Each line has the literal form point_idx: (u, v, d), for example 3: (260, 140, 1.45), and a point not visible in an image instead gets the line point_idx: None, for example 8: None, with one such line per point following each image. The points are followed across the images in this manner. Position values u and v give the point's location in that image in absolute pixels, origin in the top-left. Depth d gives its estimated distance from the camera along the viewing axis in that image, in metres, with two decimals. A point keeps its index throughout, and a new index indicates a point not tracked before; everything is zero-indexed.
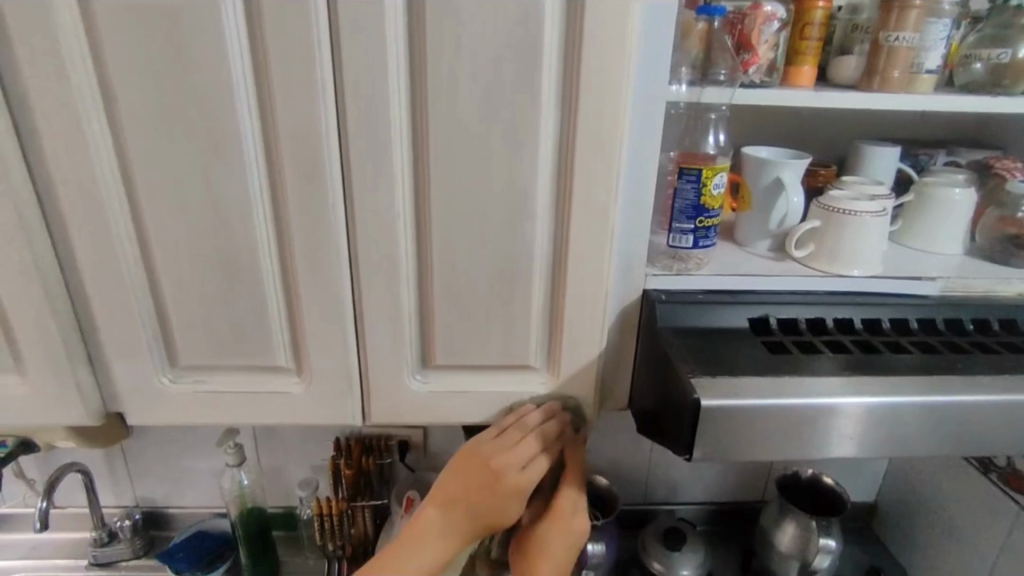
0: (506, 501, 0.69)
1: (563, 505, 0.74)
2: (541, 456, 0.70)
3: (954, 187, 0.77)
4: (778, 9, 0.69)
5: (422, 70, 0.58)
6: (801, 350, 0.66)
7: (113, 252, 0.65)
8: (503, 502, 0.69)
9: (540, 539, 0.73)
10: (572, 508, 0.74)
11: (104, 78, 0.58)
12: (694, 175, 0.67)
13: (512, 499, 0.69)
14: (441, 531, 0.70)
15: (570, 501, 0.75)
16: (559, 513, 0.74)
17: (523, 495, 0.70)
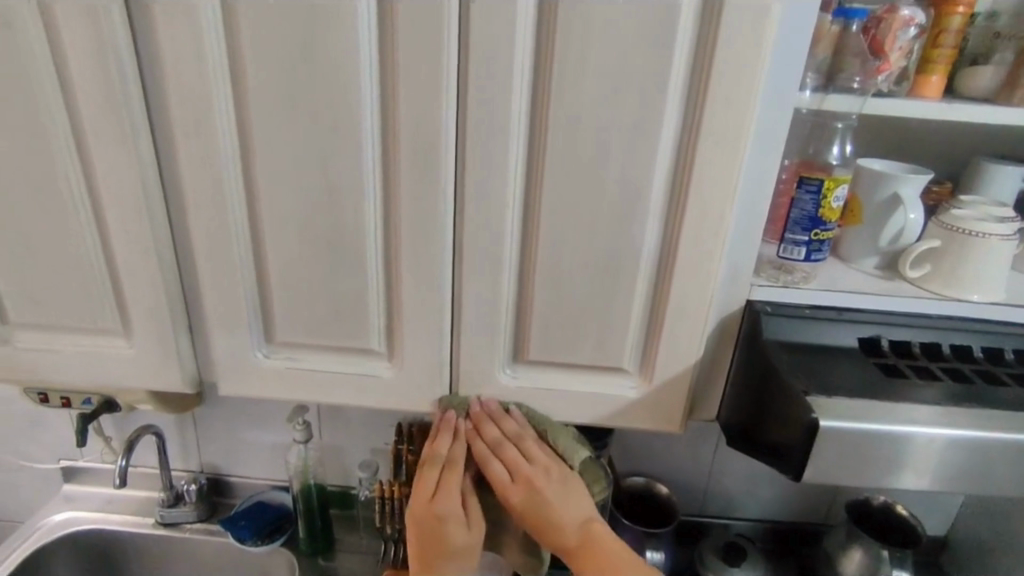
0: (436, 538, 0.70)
1: (509, 491, 0.71)
2: (449, 477, 0.72)
3: None
4: (917, 14, 0.64)
5: (547, 64, 0.57)
6: (917, 376, 0.62)
7: (226, 226, 0.66)
8: (448, 533, 0.70)
9: (528, 517, 0.71)
10: (512, 469, 0.71)
11: (235, 56, 0.59)
12: (815, 187, 0.65)
13: (451, 528, 0.70)
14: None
15: (529, 478, 0.71)
16: (506, 501, 0.71)
17: (450, 518, 0.70)
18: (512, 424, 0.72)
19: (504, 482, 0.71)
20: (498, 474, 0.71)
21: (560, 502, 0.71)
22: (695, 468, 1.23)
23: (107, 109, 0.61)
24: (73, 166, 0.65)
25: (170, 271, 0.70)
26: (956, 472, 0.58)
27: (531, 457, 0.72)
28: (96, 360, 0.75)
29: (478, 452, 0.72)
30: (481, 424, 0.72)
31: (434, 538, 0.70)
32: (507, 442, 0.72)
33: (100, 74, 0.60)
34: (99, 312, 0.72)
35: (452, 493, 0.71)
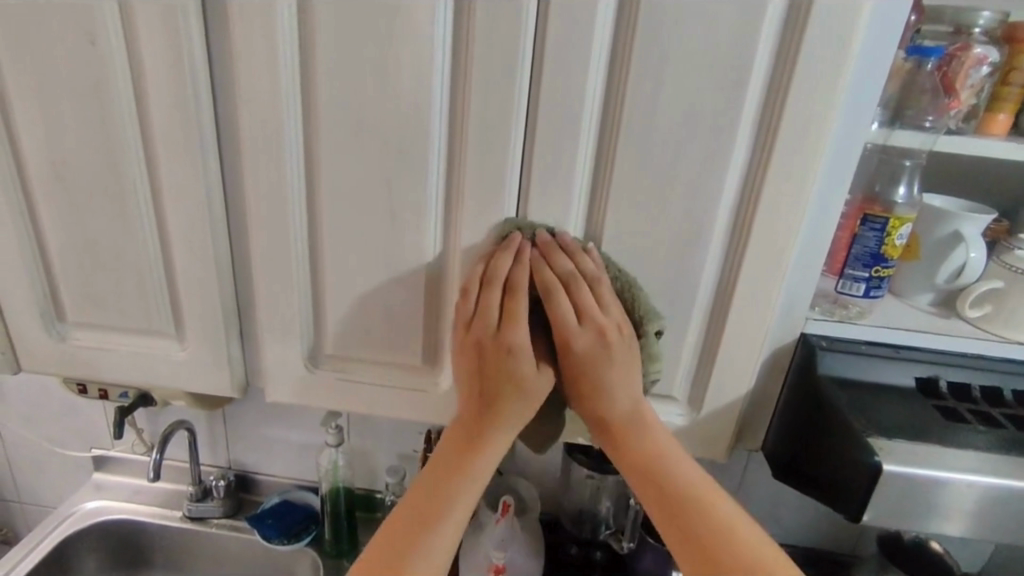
0: (498, 351, 0.59)
1: (574, 335, 0.59)
2: (505, 333, 0.59)
3: None
4: (989, 52, 0.64)
5: (619, 90, 0.57)
6: (979, 421, 0.61)
7: (285, 237, 0.67)
8: (507, 369, 0.60)
9: (585, 378, 0.61)
10: (588, 300, 0.59)
11: (309, 72, 0.59)
12: (879, 225, 0.64)
13: (508, 357, 0.59)
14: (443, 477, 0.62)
15: (600, 331, 0.59)
16: (568, 349, 0.59)
17: (511, 363, 0.59)
18: (589, 263, 0.61)
19: (569, 324, 0.59)
20: (578, 295, 0.59)
21: (621, 372, 0.60)
22: (722, 490, 1.22)
23: (177, 116, 0.62)
24: (140, 169, 0.66)
25: (227, 277, 0.71)
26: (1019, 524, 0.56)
27: (607, 303, 0.60)
28: (148, 359, 0.76)
29: (545, 280, 0.59)
30: (552, 255, 0.61)
31: (493, 350, 0.59)
32: (581, 279, 0.60)
33: (174, 82, 0.61)
34: (155, 313, 0.73)
35: (511, 360, 0.59)
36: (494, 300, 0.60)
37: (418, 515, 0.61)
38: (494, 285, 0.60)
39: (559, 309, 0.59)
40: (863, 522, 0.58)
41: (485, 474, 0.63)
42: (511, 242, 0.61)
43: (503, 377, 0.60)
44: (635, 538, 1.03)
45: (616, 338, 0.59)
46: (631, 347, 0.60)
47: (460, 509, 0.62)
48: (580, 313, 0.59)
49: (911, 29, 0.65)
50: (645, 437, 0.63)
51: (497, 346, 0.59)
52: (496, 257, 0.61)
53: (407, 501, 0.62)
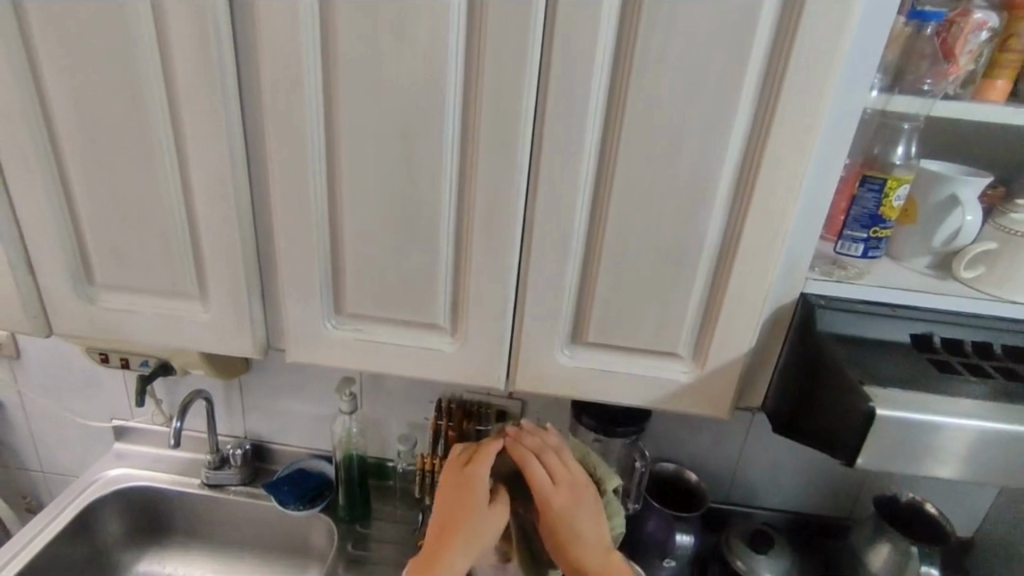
0: (471, 518, 0.72)
1: (550, 496, 0.72)
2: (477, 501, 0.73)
3: None
4: (989, 18, 0.65)
5: (627, 56, 0.60)
6: (970, 372, 0.64)
7: (306, 202, 0.69)
8: (472, 541, 0.71)
9: (554, 528, 0.73)
10: (553, 487, 0.73)
11: (329, 40, 0.62)
12: (878, 185, 0.67)
13: (477, 520, 0.72)
14: None
15: (569, 488, 0.74)
16: (546, 505, 0.73)
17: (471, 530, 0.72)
18: (553, 438, 0.78)
19: (545, 485, 0.73)
20: (539, 473, 0.73)
21: (585, 522, 0.74)
22: (724, 457, 1.25)
23: (204, 85, 0.65)
24: (167, 137, 0.68)
25: (250, 242, 0.74)
26: (1005, 469, 0.60)
27: (572, 468, 0.75)
28: (175, 322, 0.79)
29: (520, 454, 0.74)
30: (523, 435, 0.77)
31: (457, 522, 0.72)
32: (543, 448, 0.75)
33: (200, 51, 0.63)
34: (182, 277, 0.76)
35: (477, 505, 0.73)
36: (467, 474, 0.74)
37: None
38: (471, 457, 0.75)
39: (539, 489, 0.73)
40: (857, 466, 0.61)
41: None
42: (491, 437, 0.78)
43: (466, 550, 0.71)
44: (639, 499, 1.09)
45: (584, 497, 0.74)
46: (588, 516, 0.74)
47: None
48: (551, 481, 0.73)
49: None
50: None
51: (471, 520, 0.72)
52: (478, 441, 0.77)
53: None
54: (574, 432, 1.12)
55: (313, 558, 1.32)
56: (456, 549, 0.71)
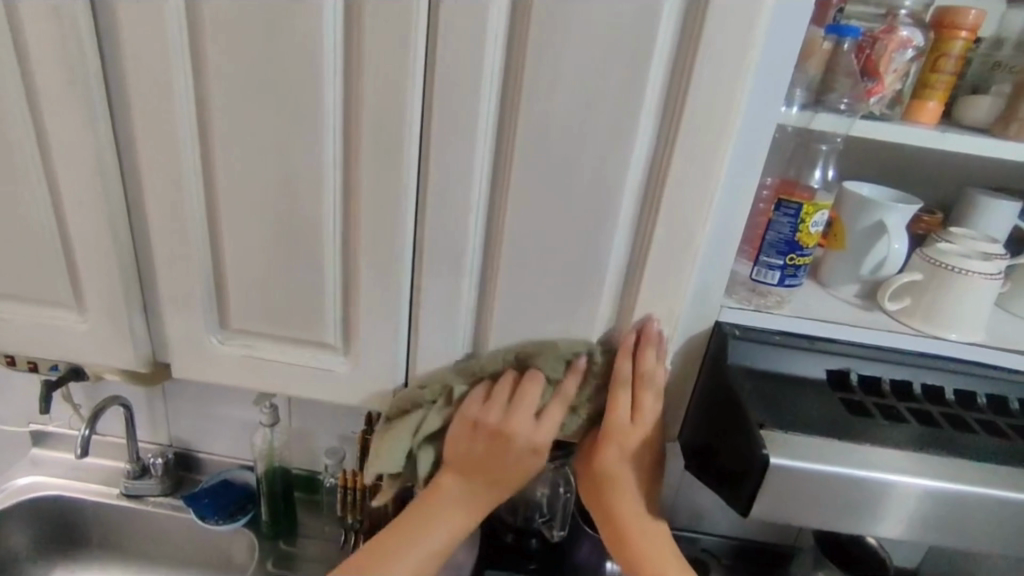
0: (513, 476, 0.68)
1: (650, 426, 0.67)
2: (551, 409, 0.67)
3: None
4: (916, 36, 0.62)
5: (519, 60, 0.54)
6: (883, 416, 0.60)
7: (181, 207, 0.64)
8: (508, 467, 0.68)
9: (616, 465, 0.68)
10: (649, 412, 0.66)
11: (195, 32, 0.56)
12: (793, 210, 0.62)
13: (508, 467, 0.68)
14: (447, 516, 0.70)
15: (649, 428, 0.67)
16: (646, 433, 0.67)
17: (512, 454, 0.67)
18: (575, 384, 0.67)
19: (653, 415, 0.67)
20: (622, 408, 0.65)
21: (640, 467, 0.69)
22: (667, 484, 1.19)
23: (63, 73, 0.59)
24: (28, 129, 0.62)
25: (126, 247, 0.68)
26: (909, 521, 0.56)
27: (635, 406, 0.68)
28: (49, 330, 0.73)
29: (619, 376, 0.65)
30: (643, 348, 0.64)
31: (506, 444, 0.66)
32: (648, 377, 0.64)
33: (55, 35, 0.57)
34: (55, 283, 0.70)
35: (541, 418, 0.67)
36: (538, 392, 0.66)
37: (375, 556, 0.69)
38: (563, 409, 0.68)
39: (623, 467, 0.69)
40: (753, 516, 0.57)
41: (424, 558, 0.69)
42: (575, 369, 0.66)
43: (507, 460, 0.68)
44: (566, 526, 1.04)
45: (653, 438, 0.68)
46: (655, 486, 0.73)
47: (407, 569, 0.68)
48: (642, 436, 0.67)
49: (835, 9, 0.62)
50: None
51: (543, 429, 0.66)
52: (552, 376, 0.66)
53: (351, 567, 0.68)
54: None
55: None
56: (482, 483, 0.68)
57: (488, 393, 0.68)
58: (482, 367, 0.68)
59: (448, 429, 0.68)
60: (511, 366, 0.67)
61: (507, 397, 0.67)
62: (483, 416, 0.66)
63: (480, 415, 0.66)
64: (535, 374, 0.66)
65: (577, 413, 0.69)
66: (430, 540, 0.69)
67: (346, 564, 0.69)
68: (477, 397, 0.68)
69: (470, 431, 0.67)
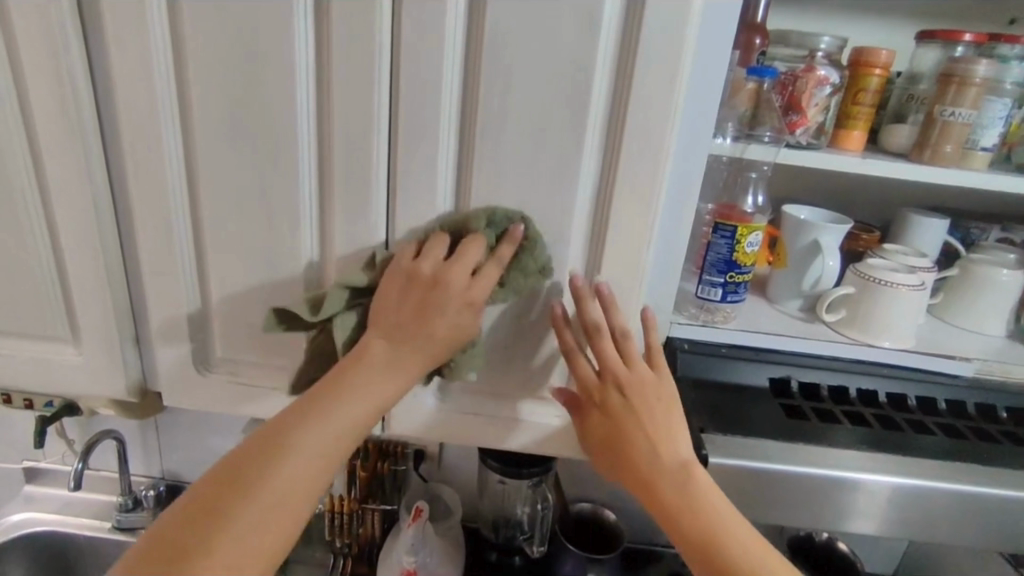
0: (424, 358, 0.62)
1: (622, 376, 0.61)
2: (488, 266, 0.62)
3: (974, 315, 0.78)
4: (832, 74, 0.70)
5: (473, 107, 0.61)
6: (819, 419, 0.66)
7: (170, 243, 0.70)
8: (428, 352, 0.62)
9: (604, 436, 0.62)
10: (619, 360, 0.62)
11: (184, 87, 0.63)
12: (729, 232, 0.68)
13: (429, 333, 0.61)
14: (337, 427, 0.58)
15: (626, 378, 0.61)
16: (623, 388, 0.61)
17: (423, 350, 0.61)
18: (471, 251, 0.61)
19: (616, 363, 0.62)
20: (586, 368, 0.63)
21: (650, 428, 0.60)
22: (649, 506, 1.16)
23: (61, 127, 0.65)
24: (27, 177, 0.68)
25: (118, 282, 0.73)
26: (845, 514, 0.61)
27: (630, 359, 0.62)
28: (46, 363, 0.78)
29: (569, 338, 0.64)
30: (584, 301, 0.63)
31: (414, 338, 0.61)
32: (596, 327, 0.63)
33: (56, 94, 0.64)
34: (52, 317, 0.75)
35: (441, 291, 0.60)
36: (478, 254, 0.62)
37: (262, 453, 0.56)
38: (498, 272, 0.62)
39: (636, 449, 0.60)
40: None
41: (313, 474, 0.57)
42: (511, 236, 0.62)
43: (420, 335, 0.61)
44: (546, 541, 1.05)
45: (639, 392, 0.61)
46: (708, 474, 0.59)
47: (275, 497, 0.55)
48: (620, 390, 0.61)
49: (758, 52, 0.70)
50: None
51: (473, 292, 0.61)
52: (488, 240, 0.63)
53: (225, 476, 0.55)
54: (482, 474, 1.09)
55: None
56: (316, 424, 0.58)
57: (420, 252, 0.64)
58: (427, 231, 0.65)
59: (382, 284, 0.62)
60: (455, 229, 0.64)
61: (473, 266, 0.61)
62: (420, 266, 0.61)
63: (418, 266, 0.61)
64: (480, 237, 0.62)
65: (534, 277, 0.64)
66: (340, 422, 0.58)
67: (219, 466, 0.57)
68: (410, 250, 0.63)
69: (413, 299, 0.61)
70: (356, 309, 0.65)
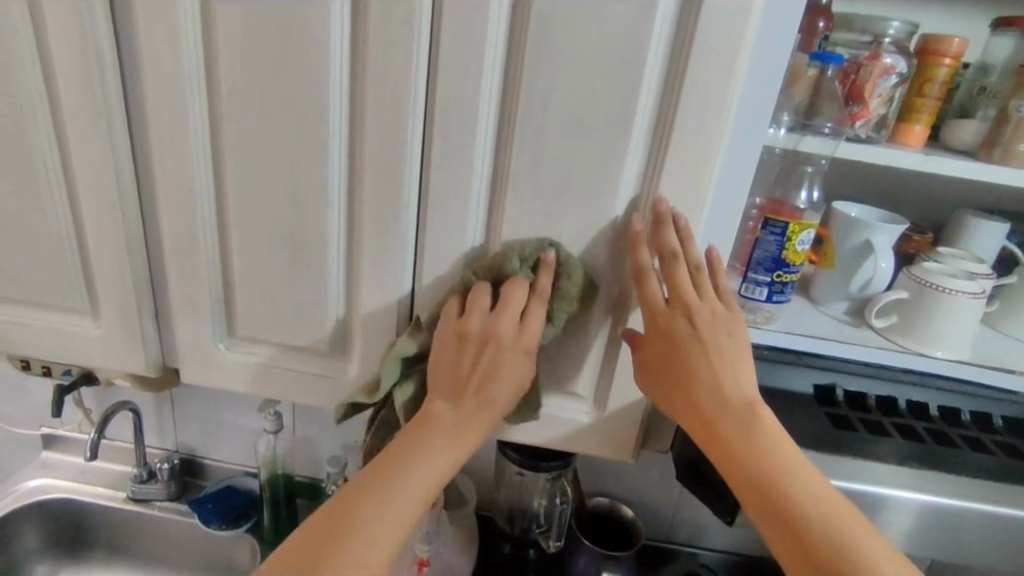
0: (484, 424, 0.60)
1: (692, 304, 0.59)
2: (533, 311, 0.61)
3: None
4: (898, 63, 0.65)
5: (515, 83, 0.57)
6: (867, 431, 0.62)
7: (193, 216, 0.67)
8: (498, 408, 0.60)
9: (667, 362, 0.59)
10: (688, 288, 0.59)
11: (211, 52, 0.60)
12: (780, 229, 0.64)
13: (491, 400, 0.60)
14: (445, 446, 0.58)
15: (697, 305, 0.59)
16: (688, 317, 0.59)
17: (487, 416, 0.60)
18: (533, 328, 0.60)
19: (686, 292, 0.59)
20: (655, 292, 0.59)
21: (719, 360, 0.59)
22: (669, 504, 1.13)
23: (83, 91, 0.62)
24: (47, 141, 0.66)
25: (139, 256, 0.71)
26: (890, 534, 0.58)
27: (701, 288, 0.60)
28: (65, 334, 0.76)
29: (640, 264, 0.59)
30: (663, 227, 0.59)
31: (478, 396, 0.60)
32: (671, 256, 0.59)
33: (78, 54, 0.61)
34: (71, 288, 0.73)
35: (501, 361, 0.60)
36: (522, 299, 0.61)
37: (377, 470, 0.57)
38: (545, 309, 0.61)
39: (698, 383, 0.59)
40: (739, 525, 0.63)
41: (425, 487, 0.57)
42: (545, 266, 0.61)
43: (488, 403, 0.60)
44: (562, 537, 1.01)
45: (705, 319, 0.59)
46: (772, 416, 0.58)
47: (394, 501, 0.55)
48: (690, 320, 0.59)
49: (820, 36, 0.65)
50: (809, 550, 0.52)
51: (525, 336, 0.60)
52: (526, 276, 0.62)
53: (340, 498, 0.56)
54: (499, 464, 1.06)
55: None
56: (423, 448, 0.58)
57: (464, 306, 0.63)
58: (501, 256, 0.62)
59: (433, 349, 0.62)
60: (493, 274, 0.63)
61: (520, 311, 0.61)
62: (467, 324, 0.60)
63: (467, 323, 0.60)
64: (520, 280, 0.61)
65: (572, 300, 0.62)
66: (436, 453, 0.58)
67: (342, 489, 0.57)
68: (453, 308, 0.63)
69: (466, 368, 0.60)
70: (414, 378, 0.66)
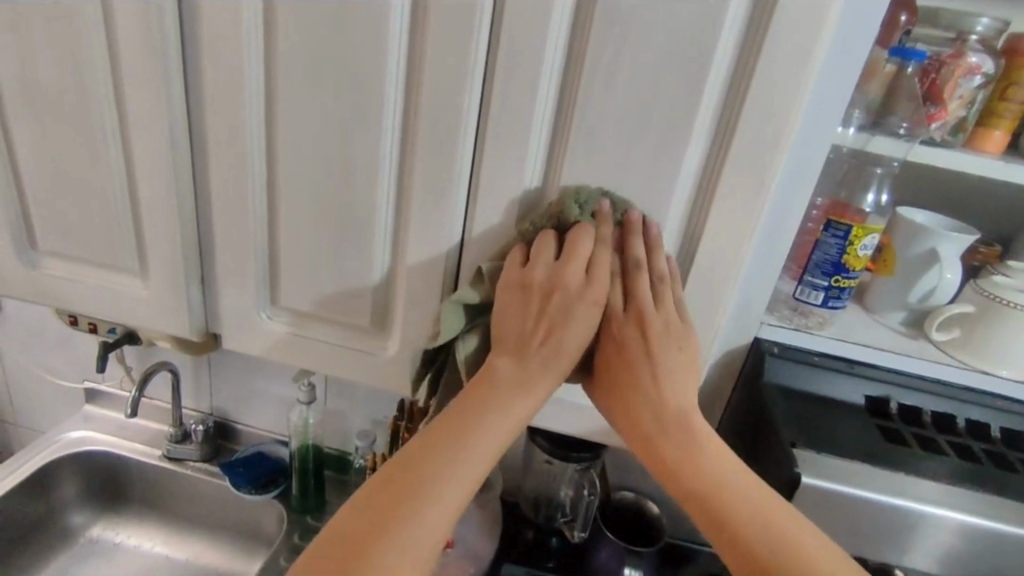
0: (552, 375, 0.58)
1: (647, 316, 0.58)
2: (601, 256, 0.58)
3: None
4: (985, 62, 0.61)
5: (578, 63, 0.55)
6: (921, 446, 0.60)
7: (244, 185, 0.68)
8: (570, 350, 0.58)
9: (611, 374, 0.60)
10: (646, 299, 0.58)
11: (272, 21, 0.59)
12: (842, 232, 0.62)
13: (560, 350, 0.58)
14: (492, 428, 0.56)
15: (653, 316, 0.58)
16: (643, 330, 0.58)
17: (557, 370, 0.58)
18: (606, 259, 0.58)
19: (644, 303, 0.58)
20: (616, 301, 0.59)
21: (668, 379, 0.58)
22: None
23: (146, 54, 0.63)
24: (108, 102, 0.67)
25: (189, 222, 0.71)
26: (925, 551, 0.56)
27: (662, 297, 0.59)
28: (114, 293, 0.78)
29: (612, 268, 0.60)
30: (630, 231, 0.59)
31: (541, 353, 0.58)
32: (636, 268, 0.58)
33: (143, 17, 0.61)
34: (123, 249, 0.75)
35: (571, 308, 0.58)
36: (589, 243, 0.58)
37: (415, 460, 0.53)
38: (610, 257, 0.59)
39: (640, 396, 0.58)
40: None
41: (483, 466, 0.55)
42: (603, 215, 0.59)
43: (552, 353, 0.58)
44: (587, 529, 1.01)
45: (659, 333, 0.58)
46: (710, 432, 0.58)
47: (444, 490, 0.52)
48: (643, 330, 0.58)
49: (902, 30, 0.62)
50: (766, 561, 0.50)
51: (595, 285, 0.58)
52: (589, 224, 0.59)
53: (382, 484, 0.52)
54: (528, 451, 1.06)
55: (263, 546, 1.27)
56: (474, 426, 0.55)
57: (528, 256, 0.60)
58: (559, 209, 0.59)
59: (499, 300, 0.60)
60: (555, 221, 0.60)
61: (586, 263, 0.58)
62: (532, 275, 0.58)
63: (531, 274, 0.58)
64: (585, 227, 0.58)
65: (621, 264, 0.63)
66: (487, 432, 0.55)
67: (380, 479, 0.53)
68: (517, 258, 0.60)
69: (534, 314, 0.58)
70: (477, 330, 0.64)
